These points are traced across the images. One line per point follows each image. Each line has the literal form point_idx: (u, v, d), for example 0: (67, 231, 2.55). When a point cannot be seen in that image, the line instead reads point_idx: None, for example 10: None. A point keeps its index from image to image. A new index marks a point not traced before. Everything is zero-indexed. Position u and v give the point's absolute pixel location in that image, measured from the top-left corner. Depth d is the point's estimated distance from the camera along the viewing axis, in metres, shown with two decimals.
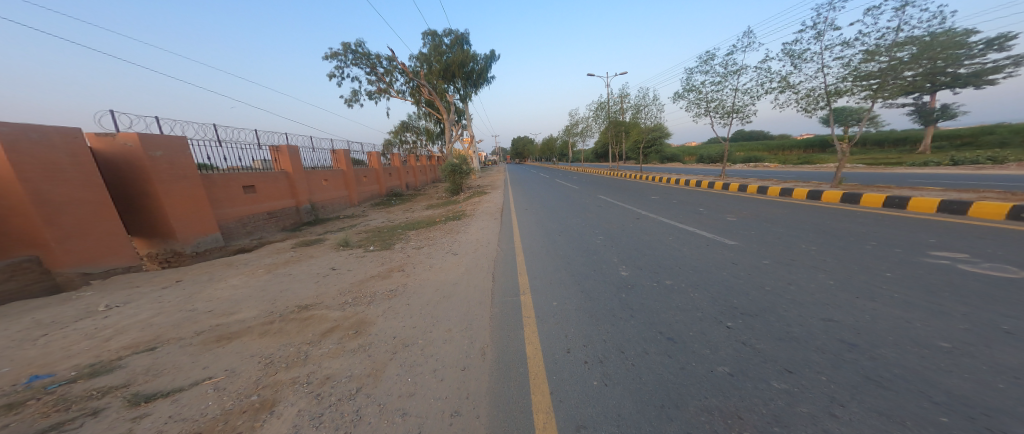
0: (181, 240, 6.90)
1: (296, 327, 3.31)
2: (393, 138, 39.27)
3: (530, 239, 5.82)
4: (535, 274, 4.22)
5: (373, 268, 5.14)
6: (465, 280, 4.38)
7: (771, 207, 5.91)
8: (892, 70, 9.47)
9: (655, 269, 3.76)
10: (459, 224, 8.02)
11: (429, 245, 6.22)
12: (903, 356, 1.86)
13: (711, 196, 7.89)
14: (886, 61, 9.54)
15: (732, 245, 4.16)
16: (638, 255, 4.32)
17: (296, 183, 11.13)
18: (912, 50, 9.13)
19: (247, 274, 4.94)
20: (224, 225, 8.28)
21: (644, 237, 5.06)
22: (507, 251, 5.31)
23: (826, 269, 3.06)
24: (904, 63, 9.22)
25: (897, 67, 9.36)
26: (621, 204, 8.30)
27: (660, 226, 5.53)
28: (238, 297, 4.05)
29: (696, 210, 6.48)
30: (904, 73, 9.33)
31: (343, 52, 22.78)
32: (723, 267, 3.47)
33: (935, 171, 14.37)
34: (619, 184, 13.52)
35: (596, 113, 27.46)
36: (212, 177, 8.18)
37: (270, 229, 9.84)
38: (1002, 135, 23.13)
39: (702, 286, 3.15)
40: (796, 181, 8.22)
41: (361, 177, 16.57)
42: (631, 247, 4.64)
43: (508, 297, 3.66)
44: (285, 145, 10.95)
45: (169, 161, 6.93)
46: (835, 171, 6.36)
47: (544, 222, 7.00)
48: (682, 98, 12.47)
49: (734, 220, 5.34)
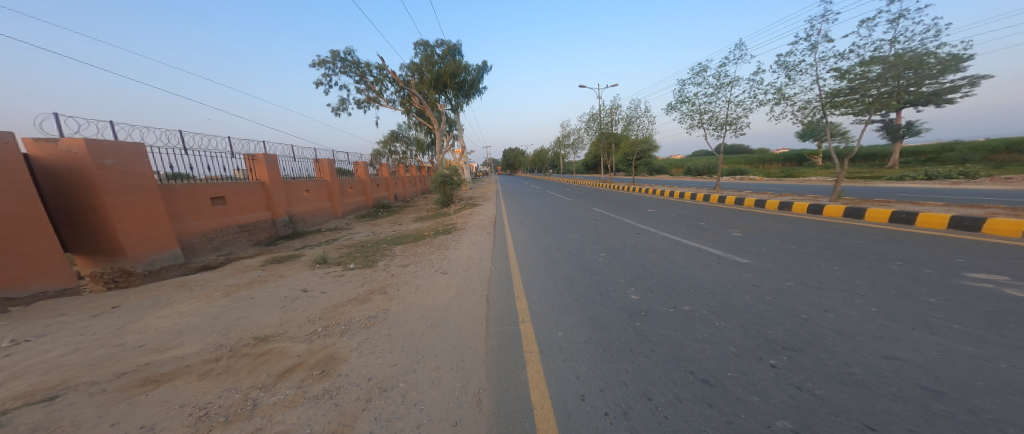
0: (131, 258, 6.20)
1: (247, 366, 2.74)
2: (383, 148, 38.71)
3: (525, 256, 5.39)
4: (534, 298, 3.77)
5: (351, 290, 4.58)
6: (455, 305, 3.88)
7: (774, 220, 5.69)
8: (863, 88, 9.58)
9: (669, 292, 3.36)
10: (449, 239, 7.50)
11: (415, 263, 5.69)
12: (1008, 409, 1.43)
13: (710, 208, 7.70)
14: (858, 78, 9.64)
15: (746, 263, 3.81)
16: (647, 275, 3.92)
17: (273, 194, 10.41)
18: (880, 69, 9.22)
19: (200, 298, 4.28)
20: (187, 240, 7.54)
21: (650, 254, 4.68)
22: (501, 270, 4.85)
23: (862, 294, 2.70)
24: (871, 82, 9.39)
25: (867, 85, 9.46)
26: (618, 218, 8.00)
27: (664, 242, 5.17)
28: (181, 328, 3.40)
29: (697, 224, 6.19)
30: (875, 91, 9.41)
31: (332, 60, 22.39)
32: (744, 291, 3.10)
33: (912, 186, 14.83)
34: (613, 197, 13.35)
35: (587, 124, 27.67)
36: (174, 188, 7.46)
37: (242, 243, 9.06)
38: (962, 152, 24.57)
39: (727, 313, 2.76)
40: (793, 195, 8.14)
41: (346, 188, 15.88)
42: (637, 266, 4.26)
43: (505, 327, 3.20)
44: (261, 154, 10.25)
45: (123, 170, 6.26)
46: (835, 185, 6.23)
47: (540, 238, 6.58)
48: (675, 109, 12.49)
49: (741, 235, 5.05)
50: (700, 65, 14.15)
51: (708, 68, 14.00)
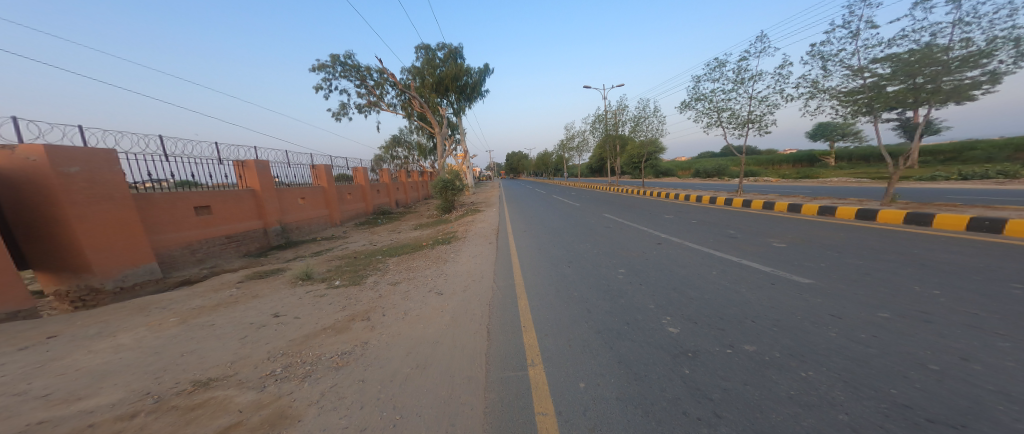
0: (98, 274, 5.64)
1: (170, 426, 2.06)
2: (384, 153, 38.39)
3: (533, 273, 4.70)
4: (545, 331, 3.08)
5: (330, 314, 3.92)
6: (448, 338, 3.20)
7: (819, 227, 4.97)
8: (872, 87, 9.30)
9: (718, 323, 2.64)
10: (448, 251, 6.80)
11: (408, 280, 5.03)
12: None
13: (735, 214, 6.97)
14: (870, 76, 9.38)
15: (808, 284, 3.09)
16: (683, 298, 3.21)
17: (264, 202, 9.87)
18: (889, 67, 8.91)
19: (150, 326, 3.64)
20: (166, 252, 6.99)
21: (682, 271, 3.93)
22: (506, 291, 4.16)
23: (1002, 336, 1.99)
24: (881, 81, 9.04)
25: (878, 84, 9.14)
26: (633, 225, 7.28)
27: (695, 255, 4.44)
28: (111, 368, 2.76)
29: (728, 233, 5.43)
30: (883, 90, 9.10)
31: (331, 64, 22.12)
32: (824, 324, 2.38)
33: (943, 187, 13.94)
34: (623, 202, 12.61)
35: (593, 125, 26.96)
36: (153, 197, 6.93)
37: (229, 255, 8.50)
38: (985, 150, 23.53)
39: (813, 357, 2.03)
40: (829, 198, 7.34)
41: (345, 195, 15.35)
42: (669, 287, 3.54)
43: (510, 373, 2.50)
44: (252, 160, 9.74)
45: (89, 178, 5.76)
46: (888, 183, 5.40)
47: (548, 250, 5.89)
48: (690, 107, 11.75)
49: (787, 246, 4.30)
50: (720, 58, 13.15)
51: (726, 62, 13.11)
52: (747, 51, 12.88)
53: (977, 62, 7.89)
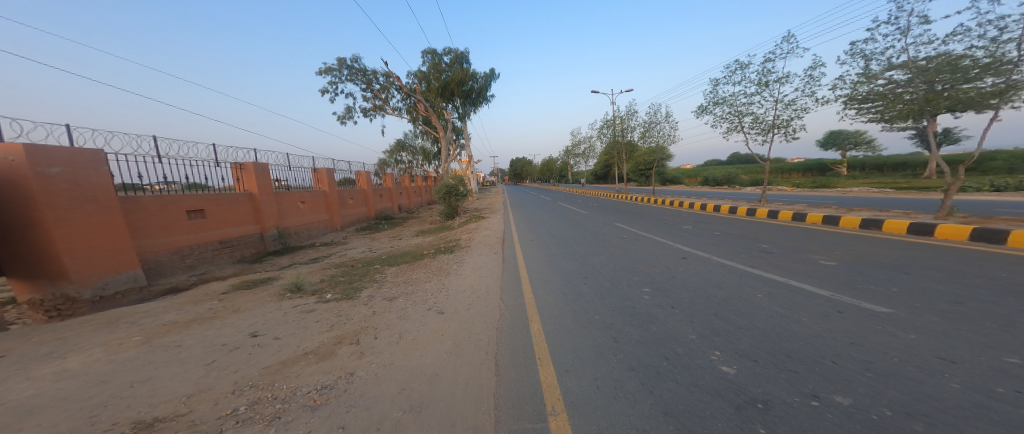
0: (75, 282, 5.24)
1: None
2: (388, 156, 38.26)
3: (545, 290, 4.18)
4: (566, 366, 2.56)
5: (315, 335, 3.44)
6: (450, 370, 2.69)
7: (867, 243, 4.43)
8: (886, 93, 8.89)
9: (788, 364, 2.11)
10: (450, 261, 6.31)
11: (406, 295, 4.55)
12: None
13: (763, 225, 6.44)
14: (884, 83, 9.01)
15: (885, 314, 2.55)
16: (731, 327, 2.68)
17: (262, 206, 9.47)
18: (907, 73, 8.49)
19: (107, 346, 3.17)
20: (152, 259, 6.59)
21: (719, 292, 3.40)
22: (516, 312, 3.65)
23: None
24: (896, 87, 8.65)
25: (895, 90, 8.73)
26: (650, 236, 6.75)
27: (730, 273, 3.89)
28: (43, 403, 2.29)
29: (761, 247, 4.87)
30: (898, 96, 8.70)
31: (337, 68, 22.12)
32: (935, 371, 1.84)
33: (971, 198, 13.25)
34: (634, 210, 12.05)
35: (600, 131, 26.58)
36: (142, 200, 6.57)
37: (222, 261, 8.10)
38: (1005, 160, 22.81)
39: (947, 420, 1.49)
40: (866, 209, 6.77)
41: (347, 199, 15.01)
42: (709, 311, 3.00)
43: (526, 425, 1.97)
44: (250, 162, 9.35)
45: (72, 180, 5.40)
46: (944, 195, 4.94)
47: (560, 264, 5.38)
48: (707, 112, 11.23)
49: (839, 266, 3.74)
50: (738, 61, 12.58)
51: (749, 63, 12.40)
52: (771, 51, 12.08)
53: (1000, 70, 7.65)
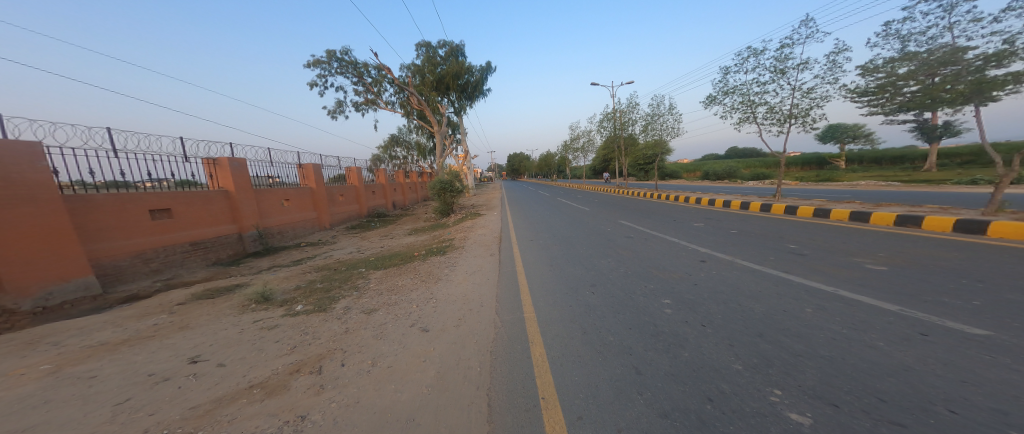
0: (10, 292, 4.60)
1: None
2: (383, 152, 37.29)
3: (548, 304, 3.59)
4: (579, 410, 1.96)
5: (269, 362, 2.84)
6: (431, 412, 2.09)
7: (913, 244, 3.90)
8: None
9: (883, 414, 1.54)
10: (441, 265, 5.72)
11: (387, 307, 3.95)
12: None
13: (784, 223, 5.90)
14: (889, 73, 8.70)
15: (985, 338, 2.00)
16: (786, 354, 2.11)
17: (239, 204, 8.78)
18: None
19: (6, 379, 2.56)
20: (109, 263, 5.97)
21: (758, 305, 2.84)
22: (513, 331, 3.07)
23: None
24: None
25: None
26: (661, 236, 6.17)
27: (763, 279, 3.34)
28: None
29: (790, 248, 4.32)
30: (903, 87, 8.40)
31: (327, 60, 21.29)
32: None
33: (984, 192, 12.79)
34: (637, 207, 11.47)
35: (599, 125, 25.95)
36: (96, 199, 5.92)
37: (193, 265, 7.43)
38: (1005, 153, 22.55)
39: None
40: (897, 204, 6.21)
41: (336, 196, 14.30)
42: (751, 332, 2.44)
43: None
44: (225, 158, 8.64)
45: (4, 176, 4.75)
46: (993, 190, 4.42)
47: (564, 269, 4.82)
48: (716, 103, 10.64)
49: (893, 272, 3.19)
50: (749, 48, 11.92)
51: (763, 50, 11.70)
52: (789, 37, 11.36)
53: (1001, 60, 7.59)
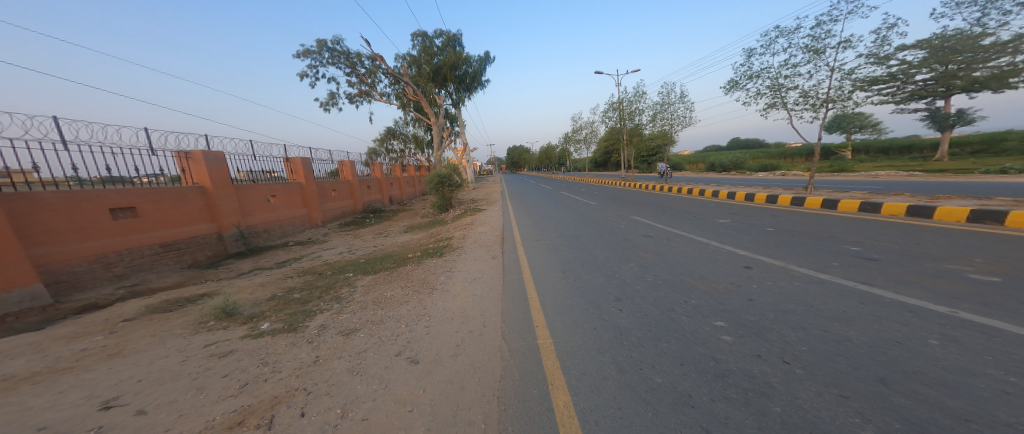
0: None
1: None
2: (380, 145, 36.25)
3: (567, 326, 2.88)
4: None
5: (204, 410, 2.13)
6: None
7: (1011, 246, 3.19)
8: None
9: None
10: (437, 270, 5.01)
11: (370, 327, 3.25)
12: None
13: (828, 219, 5.18)
14: None
15: None
16: (943, 418, 1.42)
17: (217, 201, 8.04)
18: None
19: None
20: (63, 270, 5.29)
21: (853, 332, 2.14)
22: (526, 365, 2.38)
23: None
24: None
25: None
26: (687, 235, 5.44)
27: (842, 294, 2.64)
28: None
29: (853, 251, 3.62)
30: None
31: (318, 50, 20.34)
32: None
33: (1010, 182, 12.06)
34: (649, 201, 10.70)
35: (603, 115, 24.92)
36: (44, 198, 5.21)
37: (164, 269, 6.74)
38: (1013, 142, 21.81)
39: None
40: (954, 197, 5.47)
41: (328, 192, 13.53)
42: (866, 376, 1.74)
43: None
44: (199, 151, 7.87)
45: None
46: None
47: (580, 277, 4.10)
48: (738, 88, 9.75)
49: (1015, 283, 2.49)
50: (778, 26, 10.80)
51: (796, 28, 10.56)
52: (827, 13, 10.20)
53: None
